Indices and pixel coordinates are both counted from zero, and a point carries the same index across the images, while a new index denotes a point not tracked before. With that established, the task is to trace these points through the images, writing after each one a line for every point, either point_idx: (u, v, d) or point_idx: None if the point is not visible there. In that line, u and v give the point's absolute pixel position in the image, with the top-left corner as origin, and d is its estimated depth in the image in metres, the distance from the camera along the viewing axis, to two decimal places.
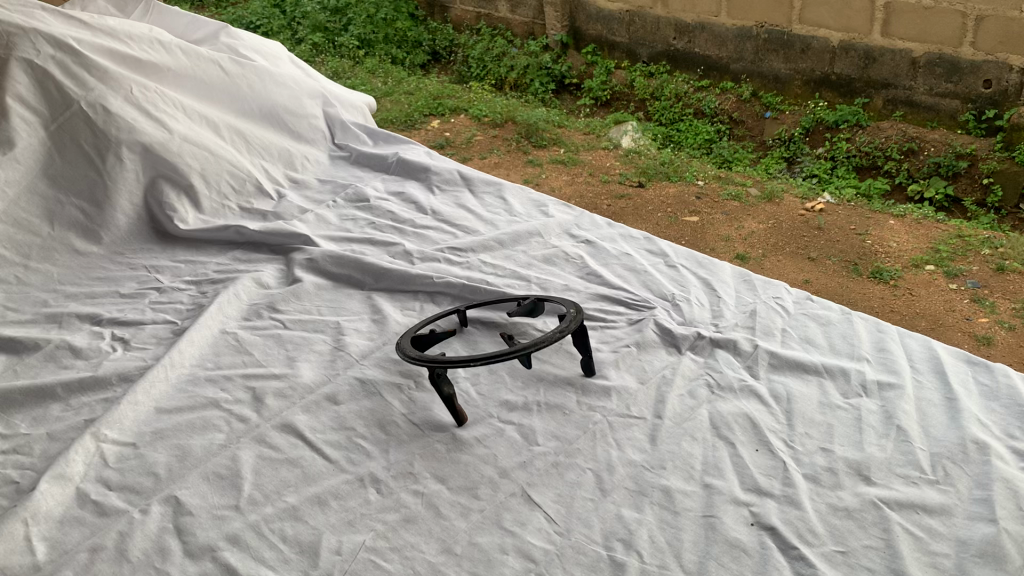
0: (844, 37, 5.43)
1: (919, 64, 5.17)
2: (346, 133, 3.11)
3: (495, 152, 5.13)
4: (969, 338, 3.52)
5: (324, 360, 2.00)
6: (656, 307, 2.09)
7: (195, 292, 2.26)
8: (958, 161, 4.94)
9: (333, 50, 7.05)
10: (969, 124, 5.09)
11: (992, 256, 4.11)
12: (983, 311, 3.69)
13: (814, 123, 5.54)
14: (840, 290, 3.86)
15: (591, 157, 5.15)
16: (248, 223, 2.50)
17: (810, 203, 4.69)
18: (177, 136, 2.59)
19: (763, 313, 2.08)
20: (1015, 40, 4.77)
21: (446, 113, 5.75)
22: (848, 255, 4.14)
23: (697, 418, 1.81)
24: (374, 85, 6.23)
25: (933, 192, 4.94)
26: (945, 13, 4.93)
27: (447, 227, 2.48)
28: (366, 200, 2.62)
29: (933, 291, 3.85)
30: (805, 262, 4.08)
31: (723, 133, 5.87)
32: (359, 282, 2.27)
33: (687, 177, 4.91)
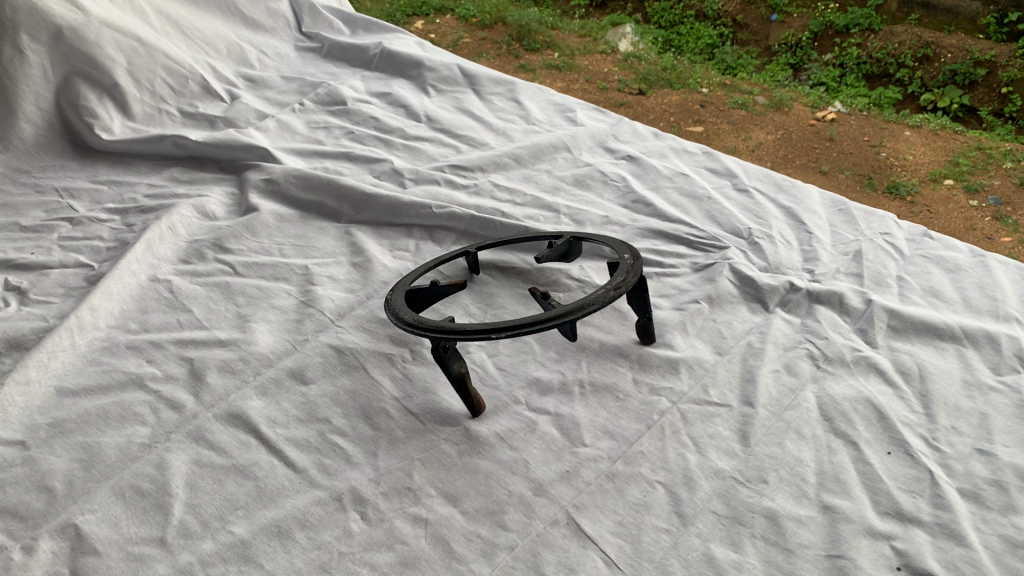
0: None
1: None
2: (316, 20, 2.51)
3: (484, 56, 4.51)
4: None
5: (287, 320, 1.48)
6: (730, 246, 1.58)
7: (118, 225, 1.72)
8: (976, 68, 4.22)
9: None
10: (991, 27, 4.47)
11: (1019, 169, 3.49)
12: (1006, 230, 3.10)
13: (823, 26, 4.76)
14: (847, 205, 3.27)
15: (587, 61, 4.52)
16: (190, 132, 1.94)
17: (821, 108, 4.10)
18: (96, 19, 1.97)
19: (872, 256, 1.57)
20: None
21: (430, 13, 5.09)
22: (862, 169, 3.55)
23: (802, 406, 1.31)
24: None
25: (946, 102, 4.16)
26: None
27: (447, 138, 1.93)
28: (342, 103, 2.06)
29: (950, 209, 3.27)
30: (813, 176, 3.51)
31: (727, 38, 5.05)
32: (335, 212, 1.73)
33: (691, 83, 4.25)
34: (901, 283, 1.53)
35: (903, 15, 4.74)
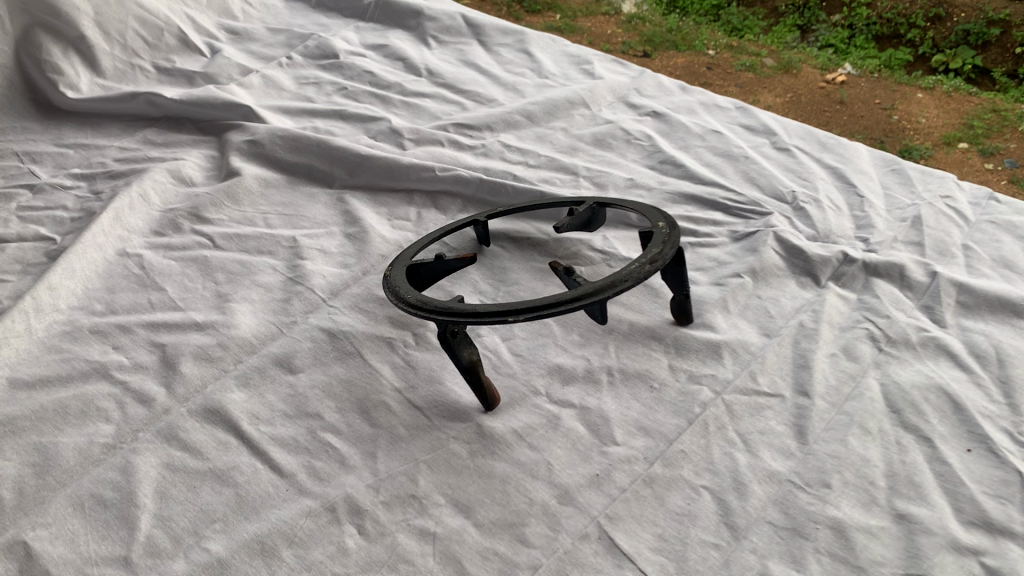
0: None
1: None
2: None
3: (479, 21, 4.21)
4: None
5: (273, 300, 1.31)
6: (772, 212, 1.40)
7: (84, 192, 1.52)
8: (990, 28, 3.34)
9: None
10: None
11: None
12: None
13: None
14: None
15: (589, 23, 3.83)
16: (165, 89, 1.73)
17: (833, 73, 3.32)
18: None
19: (933, 222, 1.39)
20: None
21: None
22: (872, 133, 2.90)
23: (865, 396, 1.14)
24: None
25: (960, 63, 3.32)
26: None
27: (450, 94, 1.75)
28: (334, 57, 1.86)
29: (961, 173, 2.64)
30: None
31: None
32: (325, 176, 1.55)
33: (699, 46, 3.57)
34: (968, 253, 1.35)
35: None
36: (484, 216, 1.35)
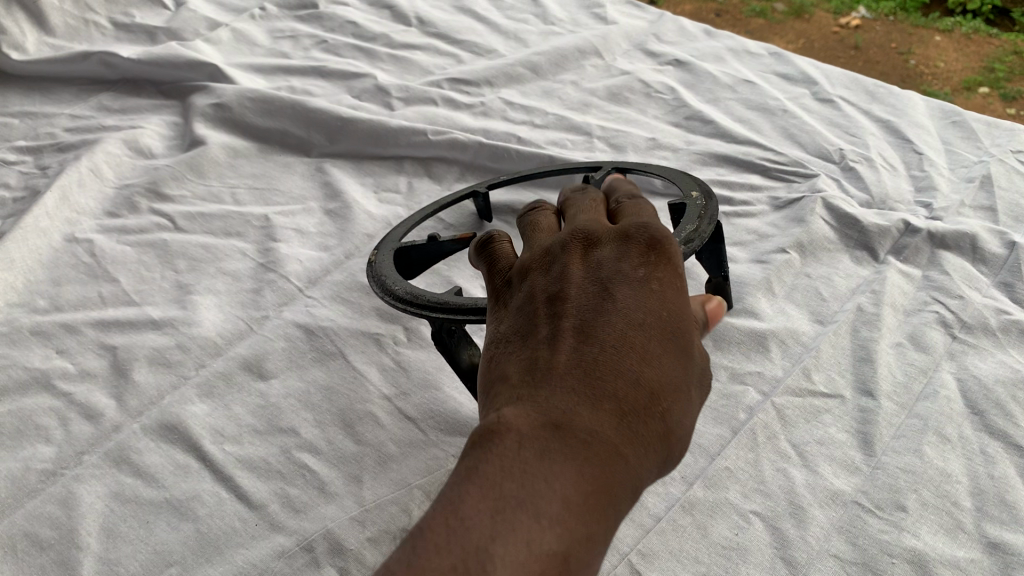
0: None
1: None
2: None
3: None
4: None
5: (242, 292, 1.13)
6: (819, 175, 1.22)
7: (30, 167, 1.33)
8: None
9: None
10: None
11: None
12: None
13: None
14: None
15: None
16: (122, 47, 1.53)
17: (844, 19, 2.88)
18: None
19: (1005, 183, 1.20)
20: None
21: None
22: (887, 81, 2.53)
23: (942, 394, 0.95)
24: None
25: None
26: None
27: (444, 45, 1.55)
28: (313, 6, 1.65)
29: None
30: None
31: None
32: (302, 144, 1.36)
33: None
34: None
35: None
36: (485, 187, 1.17)
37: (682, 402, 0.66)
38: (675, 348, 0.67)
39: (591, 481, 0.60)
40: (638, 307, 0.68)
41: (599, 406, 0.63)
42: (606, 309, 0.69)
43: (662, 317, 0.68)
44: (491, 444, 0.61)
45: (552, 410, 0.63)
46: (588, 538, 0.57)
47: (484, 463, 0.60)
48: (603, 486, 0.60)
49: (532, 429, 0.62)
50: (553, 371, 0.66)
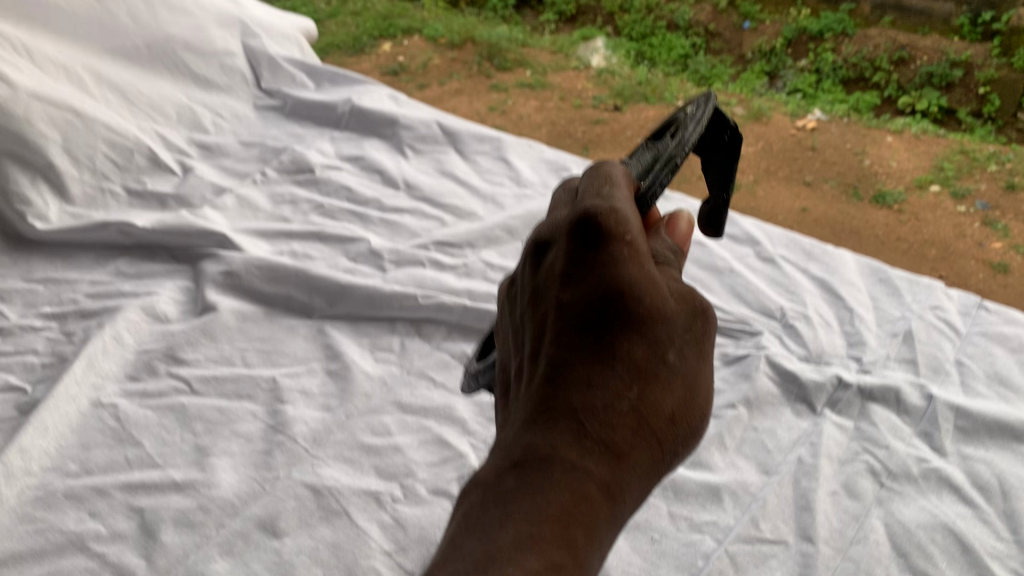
0: None
1: None
2: (276, 74, 2.10)
3: (454, 76, 3.70)
4: (983, 266, 2.47)
5: (255, 453, 1.26)
6: (762, 333, 1.39)
7: (56, 333, 1.47)
8: (953, 70, 3.54)
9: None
10: (963, 29, 3.80)
11: (1002, 173, 2.90)
12: (997, 235, 2.59)
13: (797, 32, 3.97)
14: (844, 218, 2.69)
15: (560, 78, 3.61)
16: (137, 216, 1.69)
17: (801, 121, 3.26)
18: (22, 92, 1.66)
19: (925, 339, 1.37)
20: None
21: (397, 35, 4.11)
22: (846, 177, 2.91)
23: (871, 539, 1.10)
24: (316, 5, 4.49)
25: (926, 104, 3.49)
26: None
27: (430, 209, 1.74)
28: (309, 171, 1.84)
29: (938, 219, 2.67)
30: (799, 186, 2.86)
31: (700, 49, 4.15)
32: (305, 307, 1.51)
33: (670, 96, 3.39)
34: (962, 369, 1.32)
35: (877, 20, 4.00)
36: None
37: (654, 381, 0.72)
38: (638, 335, 0.72)
39: (574, 491, 0.67)
40: (600, 303, 0.73)
41: (568, 426, 0.71)
42: (567, 319, 0.74)
43: (617, 298, 0.72)
44: (494, 492, 0.70)
45: (536, 444, 0.71)
46: (583, 535, 0.65)
47: (474, 510, 0.70)
48: (585, 492, 0.67)
49: (522, 468, 0.70)
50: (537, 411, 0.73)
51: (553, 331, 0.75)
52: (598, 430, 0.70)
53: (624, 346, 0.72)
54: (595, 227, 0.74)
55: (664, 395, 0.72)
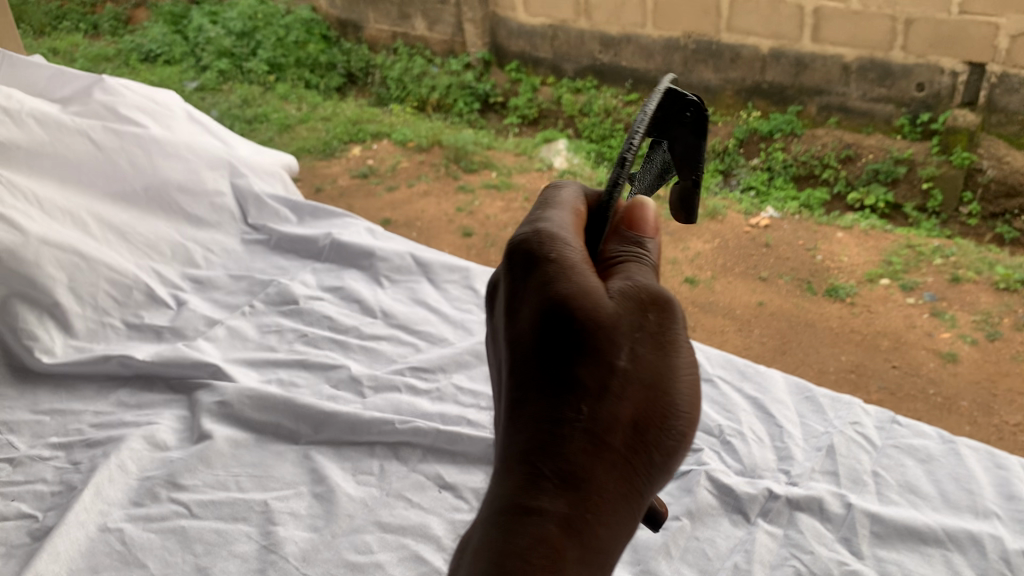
0: (773, 44, 4.14)
1: (851, 69, 3.99)
2: (262, 210, 2.29)
3: (423, 179, 3.94)
4: (933, 356, 2.70)
5: (250, 571, 1.40)
6: (703, 449, 1.57)
7: (63, 462, 1.61)
8: (897, 167, 3.83)
9: (216, 30, 5.68)
10: (904, 129, 3.95)
11: (948, 266, 3.19)
12: (944, 325, 2.84)
13: (748, 132, 4.06)
14: (800, 313, 2.92)
15: (529, 180, 3.87)
16: (136, 348, 1.85)
17: (756, 219, 3.52)
18: (34, 239, 1.85)
19: (845, 451, 1.55)
20: (950, 40, 3.70)
21: (367, 139, 4.39)
22: (800, 272, 3.18)
23: None
24: (288, 112, 4.75)
25: (874, 200, 3.77)
26: (874, 18, 3.83)
27: (405, 335, 1.92)
28: (294, 301, 2.01)
29: (891, 310, 2.95)
30: (757, 283, 3.08)
31: None
32: (292, 433, 1.66)
33: None
34: (878, 479, 1.51)
35: (824, 120, 4.10)
36: None
37: (603, 397, 0.84)
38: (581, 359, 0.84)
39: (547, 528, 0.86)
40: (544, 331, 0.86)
41: (537, 458, 0.87)
42: (524, 350, 0.88)
43: (558, 324, 0.85)
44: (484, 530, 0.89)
45: (512, 483, 0.89)
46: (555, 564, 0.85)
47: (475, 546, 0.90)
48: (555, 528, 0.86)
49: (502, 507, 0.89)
50: (509, 446, 0.89)
51: (514, 366, 0.89)
52: (555, 461, 0.86)
53: (568, 373, 0.85)
54: (531, 263, 0.88)
55: (612, 407, 0.84)
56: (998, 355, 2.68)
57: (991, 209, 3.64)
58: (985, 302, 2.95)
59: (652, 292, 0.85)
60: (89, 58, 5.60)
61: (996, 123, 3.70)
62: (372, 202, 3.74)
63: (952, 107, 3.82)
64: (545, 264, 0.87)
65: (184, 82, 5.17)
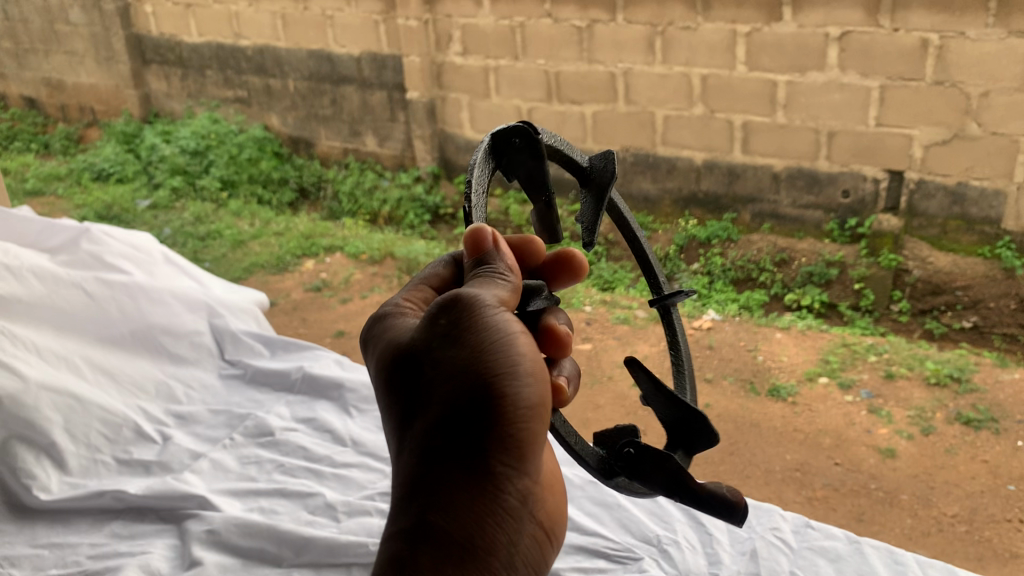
0: (707, 156, 4.44)
1: (781, 178, 4.28)
2: (237, 346, 2.50)
3: (377, 291, 4.17)
4: (873, 451, 2.96)
5: None
6: (643, 558, 1.78)
7: None
8: (829, 269, 4.10)
9: (170, 148, 5.90)
10: (834, 233, 4.21)
11: (881, 363, 3.51)
12: (882, 421, 3.13)
13: (687, 239, 4.41)
14: (743, 414, 3.17)
15: None
16: (127, 482, 2.01)
17: (700, 322, 3.82)
18: (34, 384, 2.03)
19: (766, 554, 1.79)
20: (870, 151, 4.03)
21: (320, 253, 4.63)
22: (743, 373, 3.43)
23: None
24: (241, 229, 4.98)
25: (810, 301, 4.04)
26: (798, 131, 4.16)
27: (373, 462, 2.12)
28: (270, 433, 2.20)
29: (830, 408, 3.22)
30: (702, 384, 3.34)
31: (603, 256, 4.45)
32: (275, 557, 1.84)
33: (574, 304, 3.89)
34: None
35: (758, 226, 4.40)
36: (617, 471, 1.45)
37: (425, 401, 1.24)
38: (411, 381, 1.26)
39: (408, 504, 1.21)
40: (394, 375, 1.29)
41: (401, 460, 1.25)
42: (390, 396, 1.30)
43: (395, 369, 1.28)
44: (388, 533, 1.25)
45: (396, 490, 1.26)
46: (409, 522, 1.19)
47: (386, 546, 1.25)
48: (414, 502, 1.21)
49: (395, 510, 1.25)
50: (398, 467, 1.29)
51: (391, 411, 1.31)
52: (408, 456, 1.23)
53: (407, 394, 1.27)
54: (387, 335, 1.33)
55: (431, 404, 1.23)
56: (929, 450, 2.96)
57: (918, 306, 3.99)
58: (917, 397, 3.27)
59: (441, 301, 1.23)
60: (40, 178, 5.39)
61: (918, 226, 4.05)
62: (327, 313, 3.94)
63: (876, 212, 4.12)
64: (384, 330, 1.34)
65: (136, 199, 5.36)
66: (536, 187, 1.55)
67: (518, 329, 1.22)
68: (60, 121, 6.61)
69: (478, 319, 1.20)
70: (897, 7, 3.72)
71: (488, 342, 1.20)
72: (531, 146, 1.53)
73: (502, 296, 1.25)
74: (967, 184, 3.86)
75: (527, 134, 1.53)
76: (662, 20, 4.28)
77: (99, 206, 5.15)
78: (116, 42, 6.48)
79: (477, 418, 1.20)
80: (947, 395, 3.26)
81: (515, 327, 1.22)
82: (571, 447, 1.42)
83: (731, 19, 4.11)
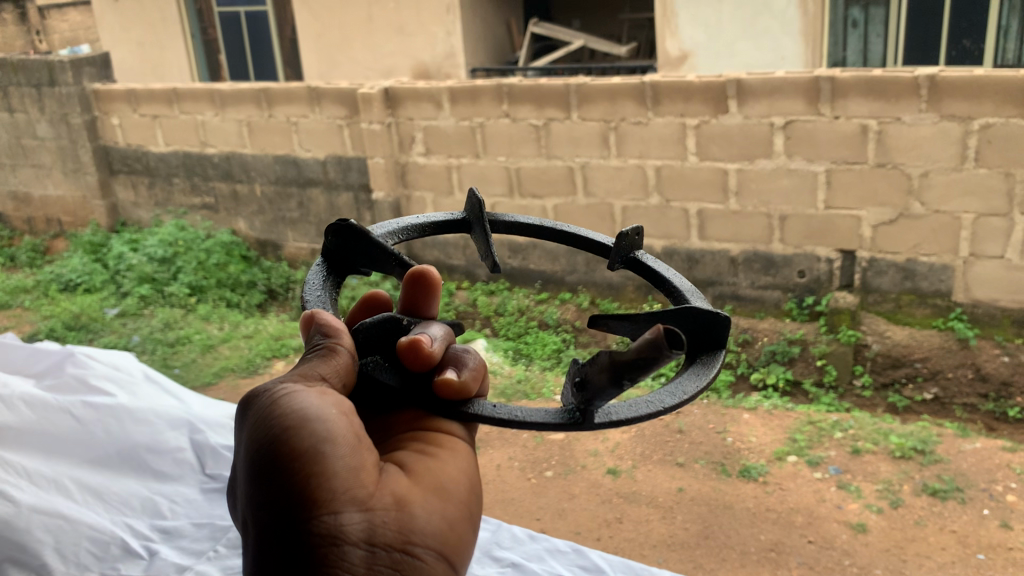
0: (665, 243, 4.65)
1: (737, 261, 4.50)
2: (219, 461, 2.59)
3: None
4: (844, 527, 3.11)
5: None
6: None
7: None
8: (791, 346, 4.30)
9: (137, 256, 6.08)
10: (792, 312, 4.42)
11: (847, 439, 3.69)
12: (851, 496, 3.29)
13: None
14: (717, 495, 3.30)
15: None
16: None
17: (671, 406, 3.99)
18: (25, 507, 2.14)
19: None
20: (821, 233, 4.27)
21: (291, 353, 4.77)
22: (713, 455, 3.58)
23: None
24: (210, 333, 5.12)
25: (775, 379, 4.21)
26: (751, 216, 4.39)
27: None
28: None
29: (800, 485, 3.37)
30: (675, 468, 3.48)
31: (570, 343, 4.65)
32: None
33: (547, 393, 4.09)
34: None
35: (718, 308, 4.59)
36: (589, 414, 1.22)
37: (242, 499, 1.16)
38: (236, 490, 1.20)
39: None
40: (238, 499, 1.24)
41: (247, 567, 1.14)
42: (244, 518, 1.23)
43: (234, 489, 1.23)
44: None
45: None
46: None
47: None
48: None
49: None
50: None
51: None
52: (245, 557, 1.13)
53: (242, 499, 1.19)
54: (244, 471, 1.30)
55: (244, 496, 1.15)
56: (897, 522, 3.12)
57: (879, 380, 4.15)
58: (883, 471, 3.45)
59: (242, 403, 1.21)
60: (7, 291, 5.97)
61: (873, 301, 4.26)
62: None
63: (832, 290, 4.34)
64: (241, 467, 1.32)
65: (104, 308, 5.60)
66: (382, 261, 1.54)
67: (290, 388, 1.16)
68: (25, 233, 7.35)
69: (252, 399, 1.18)
70: (836, 95, 4.02)
71: (265, 413, 1.13)
72: (351, 235, 1.53)
73: (300, 370, 1.20)
74: (916, 260, 4.10)
75: (339, 228, 1.54)
76: (615, 116, 4.56)
77: (68, 316, 5.35)
78: (82, 154, 6.75)
79: (258, 481, 1.09)
80: (913, 467, 3.46)
81: (286, 388, 1.16)
82: (514, 419, 1.23)
83: (680, 113, 4.39)
